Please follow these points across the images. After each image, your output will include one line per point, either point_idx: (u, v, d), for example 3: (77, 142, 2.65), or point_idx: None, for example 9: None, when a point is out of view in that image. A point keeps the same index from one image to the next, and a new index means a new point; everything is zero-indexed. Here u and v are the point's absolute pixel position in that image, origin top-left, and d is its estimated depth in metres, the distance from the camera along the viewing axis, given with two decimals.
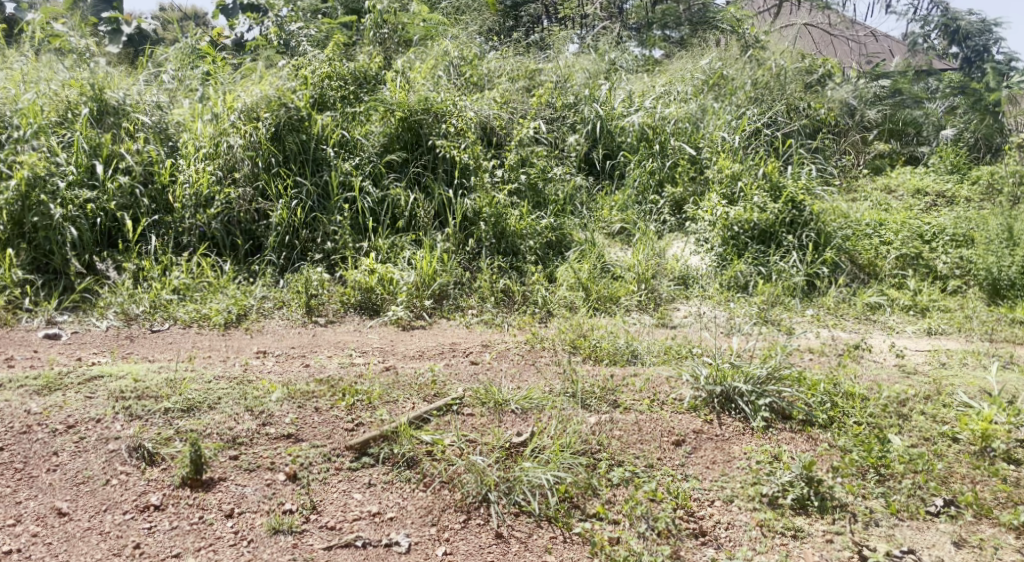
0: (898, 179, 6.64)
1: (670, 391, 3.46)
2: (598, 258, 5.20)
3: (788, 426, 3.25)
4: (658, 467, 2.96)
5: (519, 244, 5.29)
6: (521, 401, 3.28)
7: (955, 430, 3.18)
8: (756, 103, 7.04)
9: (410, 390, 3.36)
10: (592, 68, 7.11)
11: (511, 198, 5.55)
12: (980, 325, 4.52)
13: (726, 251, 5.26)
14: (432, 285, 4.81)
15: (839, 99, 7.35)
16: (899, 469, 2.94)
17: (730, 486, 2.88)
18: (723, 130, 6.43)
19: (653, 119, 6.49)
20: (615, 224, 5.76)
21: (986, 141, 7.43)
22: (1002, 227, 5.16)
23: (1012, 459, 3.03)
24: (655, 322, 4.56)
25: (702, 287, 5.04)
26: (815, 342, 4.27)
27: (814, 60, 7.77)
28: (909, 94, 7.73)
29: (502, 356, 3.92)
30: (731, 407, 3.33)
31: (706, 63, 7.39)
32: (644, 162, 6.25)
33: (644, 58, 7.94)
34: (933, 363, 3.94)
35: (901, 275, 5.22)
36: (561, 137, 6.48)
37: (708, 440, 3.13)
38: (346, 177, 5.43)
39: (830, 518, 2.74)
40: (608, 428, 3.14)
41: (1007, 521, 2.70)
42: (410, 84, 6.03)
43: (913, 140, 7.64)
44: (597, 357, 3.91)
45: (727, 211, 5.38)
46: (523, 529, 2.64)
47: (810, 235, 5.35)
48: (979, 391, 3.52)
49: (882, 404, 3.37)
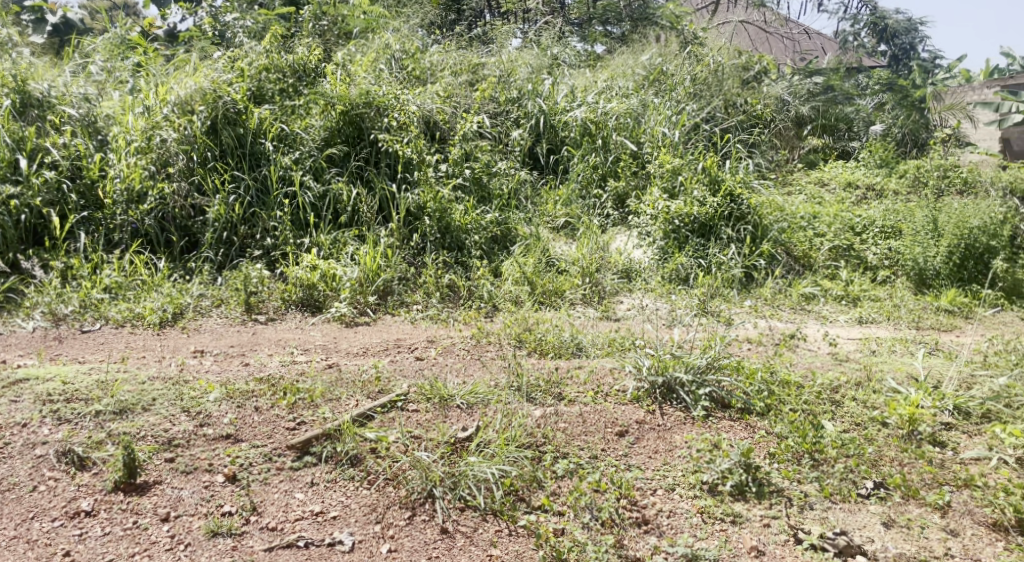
0: (831, 172, 6.84)
1: (613, 383, 3.52)
2: (543, 253, 5.23)
3: (727, 414, 3.34)
4: (602, 458, 3.00)
5: (464, 238, 5.27)
6: (466, 396, 3.28)
7: (884, 415, 3.29)
8: (695, 99, 7.17)
9: (354, 387, 3.32)
10: (534, 62, 7.13)
11: (455, 193, 5.52)
12: (907, 313, 4.70)
13: (667, 244, 5.39)
14: (375, 281, 4.76)
15: (774, 95, 7.59)
16: (832, 453, 3.04)
17: (672, 475, 2.94)
18: (664, 126, 6.53)
19: (596, 114, 6.54)
20: (559, 218, 5.80)
21: (913, 137, 7.72)
22: (927, 219, 5.41)
23: (937, 442, 3.16)
24: (599, 315, 4.61)
25: (644, 280, 5.11)
26: (753, 333, 4.39)
27: (751, 57, 7.94)
28: (841, 90, 7.90)
29: (448, 352, 3.90)
30: (673, 396, 3.40)
31: (647, 59, 7.50)
32: (588, 157, 6.31)
33: (585, 54, 7.99)
34: (863, 351, 4.08)
35: (834, 266, 5.38)
36: (505, 132, 6.48)
37: (650, 430, 3.18)
38: (286, 172, 5.34)
39: (767, 503, 2.81)
40: (553, 421, 3.17)
41: (932, 501, 2.81)
42: (351, 77, 5.95)
43: (844, 135, 7.88)
44: (542, 351, 3.93)
45: (668, 205, 5.50)
46: (468, 524, 2.63)
47: (747, 228, 5.48)
48: (907, 377, 3.66)
49: (816, 391, 3.49)
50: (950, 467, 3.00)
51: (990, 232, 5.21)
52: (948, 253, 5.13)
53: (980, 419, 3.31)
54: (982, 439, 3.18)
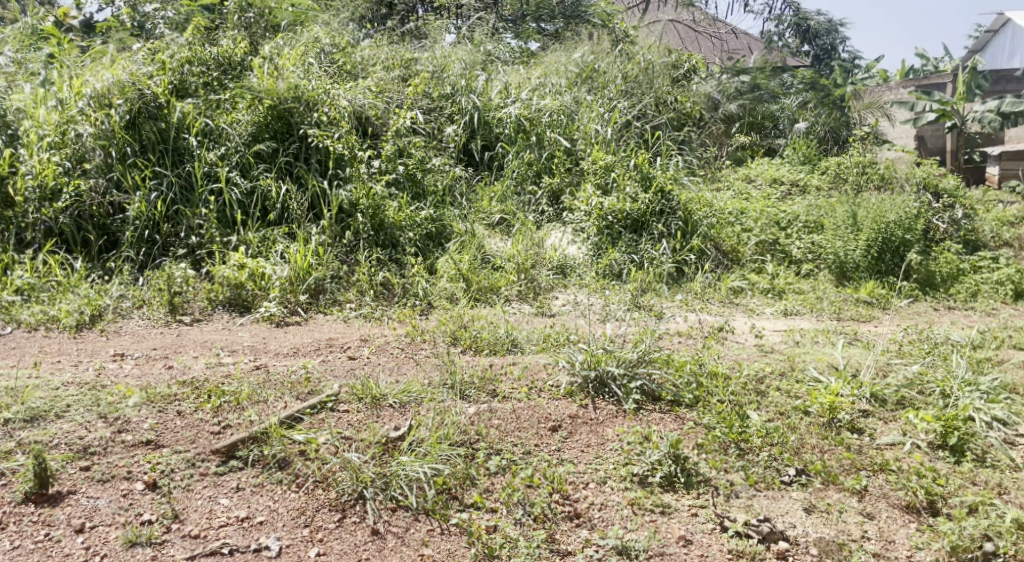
0: (758, 169, 7.02)
1: (547, 378, 3.54)
2: (478, 250, 5.22)
3: (658, 406, 3.40)
4: (535, 453, 3.02)
5: (398, 235, 5.22)
6: (399, 395, 3.25)
7: (806, 404, 3.40)
8: (626, 97, 7.26)
9: (282, 389, 3.26)
10: (468, 58, 7.09)
11: (389, 189, 5.46)
12: (829, 305, 4.88)
13: (601, 239, 5.46)
14: (306, 280, 4.68)
15: (703, 93, 7.77)
16: (757, 443, 3.13)
17: (604, 468, 2.98)
18: (597, 123, 6.59)
19: (529, 111, 6.57)
20: (494, 215, 5.79)
21: (834, 135, 8.04)
22: (847, 213, 5.60)
23: (856, 429, 3.28)
24: (535, 311, 4.63)
25: (579, 275, 5.16)
26: (683, 326, 4.48)
27: (680, 56, 8.14)
28: (766, 89, 8.25)
29: (382, 351, 3.86)
30: (605, 390, 3.44)
31: (579, 56, 7.53)
32: (522, 154, 6.33)
33: (519, 50, 8.01)
34: (787, 342, 4.21)
35: (761, 260, 5.53)
36: (439, 127, 6.41)
37: (583, 424, 3.21)
38: (211, 168, 5.19)
39: (695, 493, 2.88)
40: (486, 418, 3.17)
41: (850, 486, 2.91)
42: (279, 70, 5.84)
43: (771, 132, 8.08)
44: (477, 348, 3.93)
45: (601, 202, 5.59)
46: (400, 524, 2.60)
47: (677, 223, 5.60)
48: (828, 366, 3.79)
49: (743, 382, 3.59)
50: (867, 452, 3.11)
51: (904, 226, 5.50)
52: (866, 247, 5.34)
53: (895, 405, 3.44)
54: (897, 424, 3.30)
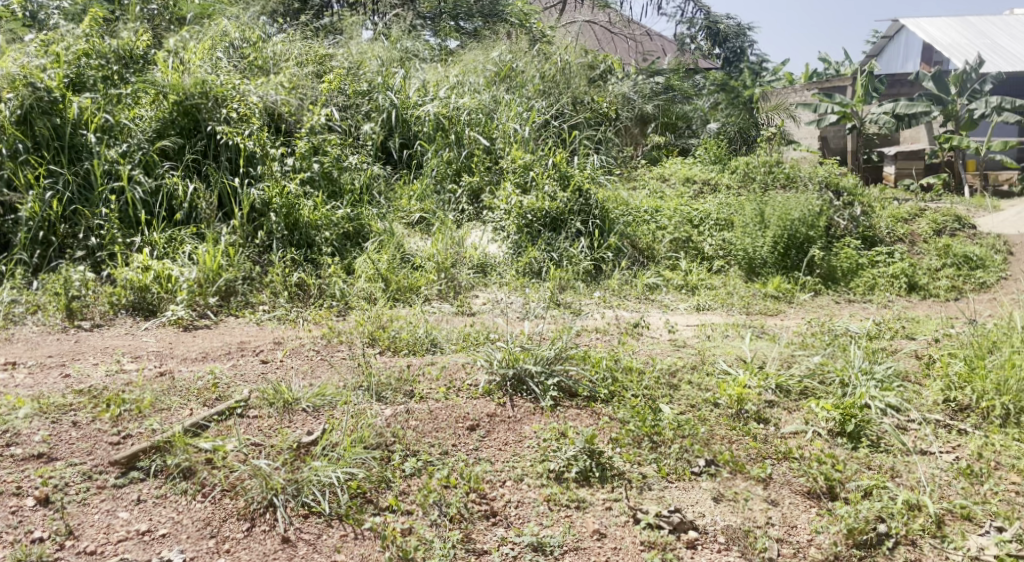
0: (672, 168, 7.21)
1: (465, 377, 3.54)
2: (397, 249, 5.16)
3: (575, 402, 3.44)
4: (452, 454, 3.01)
5: (313, 235, 5.11)
6: (313, 398, 3.19)
7: (716, 396, 3.50)
8: (544, 96, 7.32)
9: (188, 395, 3.14)
10: (385, 55, 7.02)
11: (303, 188, 5.34)
12: (739, 300, 5.05)
13: (521, 238, 5.49)
14: (216, 282, 4.52)
15: (619, 93, 7.92)
16: (669, 435, 3.20)
17: (521, 465, 2.99)
18: (515, 122, 6.55)
19: (447, 109, 6.51)
20: (414, 214, 5.74)
21: (743, 135, 8.35)
22: (755, 211, 5.79)
23: (762, 419, 3.39)
24: (455, 310, 4.61)
25: (499, 274, 5.17)
26: (601, 322, 4.55)
27: (597, 56, 8.29)
28: (679, 90, 8.51)
29: (296, 354, 3.77)
30: (523, 388, 3.46)
31: (497, 55, 7.54)
32: (441, 152, 6.28)
33: (437, 48, 7.98)
34: (700, 336, 4.34)
35: (675, 257, 5.66)
36: (356, 125, 6.33)
37: (500, 423, 3.22)
38: (112, 165, 4.96)
39: (610, 486, 2.92)
40: (403, 419, 3.14)
41: (756, 474, 3.01)
42: (185, 65, 5.65)
43: (685, 132, 8.35)
44: (395, 349, 3.89)
45: (521, 200, 5.62)
46: (312, 531, 2.55)
47: (595, 222, 5.69)
48: (736, 359, 3.92)
49: (656, 376, 3.67)
50: (772, 441, 3.22)
51: (808, 223, 5.71)
52: (773, 243, 5.56)
53: (798, 395, 3.58)
54: (800, 413, 3.43)
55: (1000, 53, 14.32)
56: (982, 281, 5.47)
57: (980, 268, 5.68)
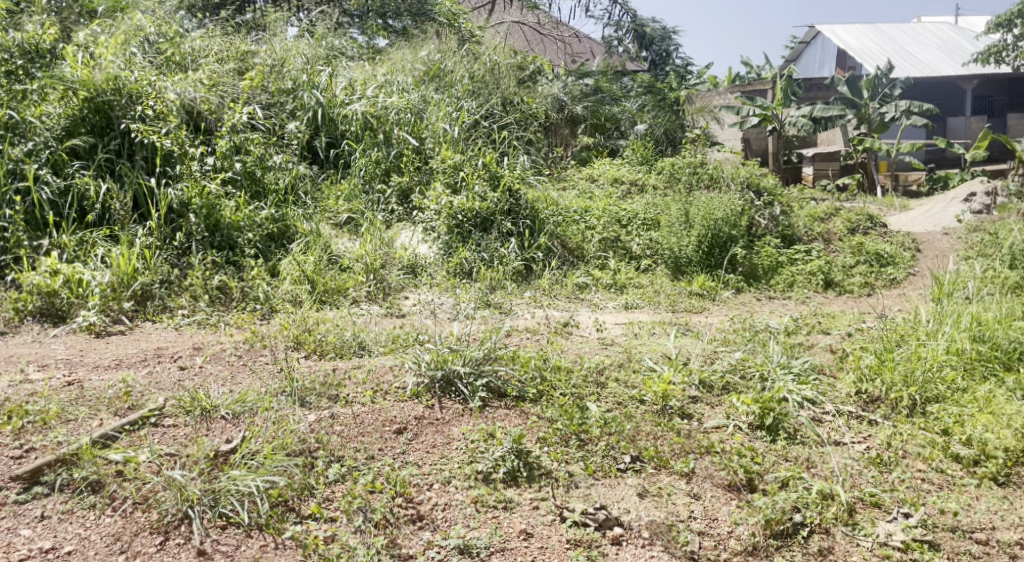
0: (600, 169, 7.30)
1: (393, 380, 3.49)
2: (324, 250, 5.06)
3: (503, 402, 3.43)
4: (378, 458, 2.97)
5: (235, 237, 4.97)
6: (232, 405, 3.10)
7: (641, 393, 3.56)
8: (474, 96, 7.30)
9: (97, 406, 3.02)
10: (309, 52, 6.89)
11: (224, 188, 5.19)
12: (665, 298, 5.14)
13: (451, 238, 5.46)
14: (131, 286, 4.35)
15: (549, 94, 7.99)
16: (596, 433, 3.23)
17: (448, 468, 2.97)
18: (445, 122, 6.51)
19: (375, 108, 6.43)
20: (342, 214, 5.64)
21: (669, 136, 8.54)
22: (681, 211, 5.92)
23: (686, 414, 3.46)
24: (384, 312, 4.54)
25: (429, 275, 5.13)
26: (531, 322, 4.56)
27: (525, 58, 8.34)
28: (608, 92, 8.64)
29: (217, 359, 3.66)
30: (452, 389, 3.44)
31: (426, 55, 7.49)
32: (369, 152, 6.18)
33: (364, 47, 7.89)
34: (627, 334, 4.41)
35: (603, 256, 5.73)
36: (280, 124, 6.18)
37: (428, 425, 3.19)
38: (17, 165, 4.72)
39: (537, 486, 2.93)
40: (328, 424, 3.08)
41: (680, 469, 3.07)
42: (96, 60, 5.42)
43: (614, 133, 8.44)
44: (321, 352, 3.81)
45: (451, 200, 5.60)
46: (230, 542, 2.47)
47: (525, 222, 5.72)
48: (661, 356, 3.99)
49: (584, 375, 3.70)
50: (695, 436, 3.29)
51: (730, 222, 5.86)
52: (698, 242, 5.70)
53: (721, 391, 3.66)
54: (721, 408, 3.51)
55: (910, 59, 14.97)
56: (892, 278, 5.71)
57: (891, 264, 5.94)
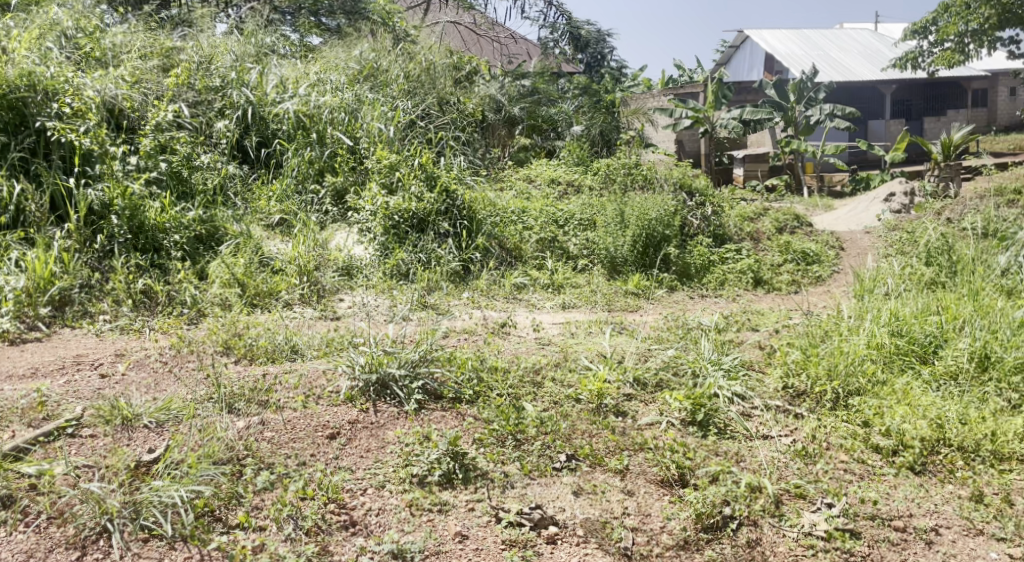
0: (537, 170, 7.34)
1: (326, 384, 3.42)
2: (255, 252, 4.94)
3: (440, 404, 3.41)
4: (310, 464, 2.91)
5: (161, 239, 4.80)
6: (156, 413, 2.99)
7: (578, 392, 3.58)
8: (410, 96, 7.23)
9: (9, 417, 2.88)
10: (238, 49, 6.72)
11: (148, 189, 5.01)
12: (602, 298, 5.20)
13: (387, 239, 5.40)
14: (48, 291, 4.16)
15: (486, 95, 7.99)
16: (532, 433, 3.24)
17: (383, 472, 2.93)
18: (380, 122, 6.43)
19: (308, 107, 6.31)
20: (273, 215, 5.51)
21: (604, 137, 8.64)
22: (616, 212, 5.99)
23: (620, 412, 3.49)
24: (318, 314, 4.45)
25: (365, 276, 5.05)
26: (469, 322, 4.55)
27: (462, 59, 8.33)
28: (544, 93, 8.69)
29: (141, 366, 3.52)
30: (387, 393, 3.40)
31: (359, 53, 7.40)
32: (301, 152, 6.05)
33: (297, 45, 7.75)
34: (565, 333, 4.43)
35: (541, 257, 5.75)
36: (208, 122, 6.02)
37: (362, 429, 3.14)
38: None
39: (473, 487, 2.92)
40: (257, 431, 3.01)
41: (614, 467, 3.10)
42: (9, 55, 5.18)
43: (551, 135, 8.49)
44: (251, 357, 3.71)
45: (387, 201, 5.54)
46: (152, 555, 2.39)
47: (463, 222, 5.69)
48: (597, 355, 4.02)
49: (520, 375, 3.71)
50: (630, 433, 3.33)
51: (664, 222, 5.96)
52: (632, 242, 5.78)
53: (654, 388, 3.71)
54: (655, 405, 3.56)
55: (834, 64, 15.52)
56: (817, 275, 5.90)
57: (816, 262, 6.14)
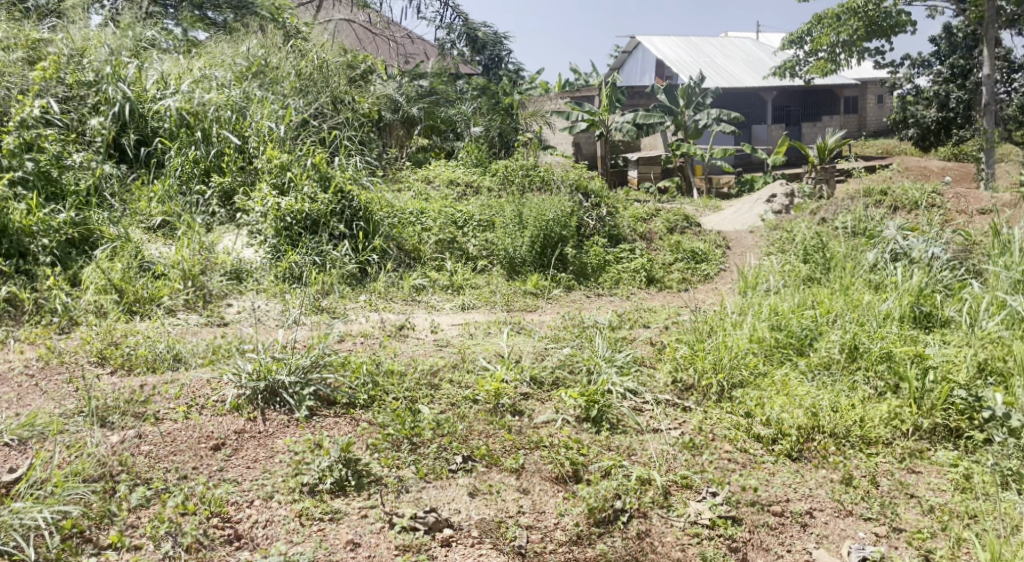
0: (435, 171, 7.30)
1: (210, 393, 3.27)
2: (134, 256, 4.67)
3: (332, 411, 3.31)
4: (193, 477, 2.77)
5: (27, 243, 4.48)
6: (18, 430, 2.80)
7: (475, 393, 3.56)
8: (301, 94, 7.04)
9: None
10: (114, 43, 6.38)
11: (12, 189, 4.68)
12: (501, 298, 5.22)
13: (279, 241, 5.23)
14: None
15: (382, 94, 7.90)
16: (428, 435, 3.20)
17: (271, 482, 2.82)
18: (270, 120, 6.17)
19: (191, 104, 6.02)
20: (155, 217, 5.24)
21: (502, 139, 8.67)
22: (514, 212, 6.03)
23: (516, 411, 3.51)
24: (204, 320, 4.25)
25: (256, 280, 4.87)
26: (366, 325, 4.45)
27: (355, 57, 8.19)
28: (443, 94, 8.63)
29: (3, 380, 3.27)
30: (276, 400, 3.28)
31: (246, 50, 7.15)
32: (185, 151, 5.77)
33: (180, 40, 7.44)
34: (464, 334, 4.42)
35: (440, 258, 5.72)
36: (80, 119, 5.68)
37: (249, 439, 3.02)
38: None
39: (366, 494, 2.85)
40: (134, 445, 2.85)
41: (510, 466, 3.11)
42: None
43: (450, 136, 8.47)
44: (129, 367, 3.51)
45: (278, 202, 5.36)
46: None
47: (359, 224, 5.58)
48: (495, 355, 4.02)
49: (417, 378, 3.66)
50: (526, 432, 3.34)
51: (561, 223, 6.04)
52: (531, 242, 5.83)
53: (551, 386, 3.74)
54: (551, 403, 3.59)
55: (721, 72, 16.22)
56: (706, 273, 6.13)
57: (705, 260, 6.39)
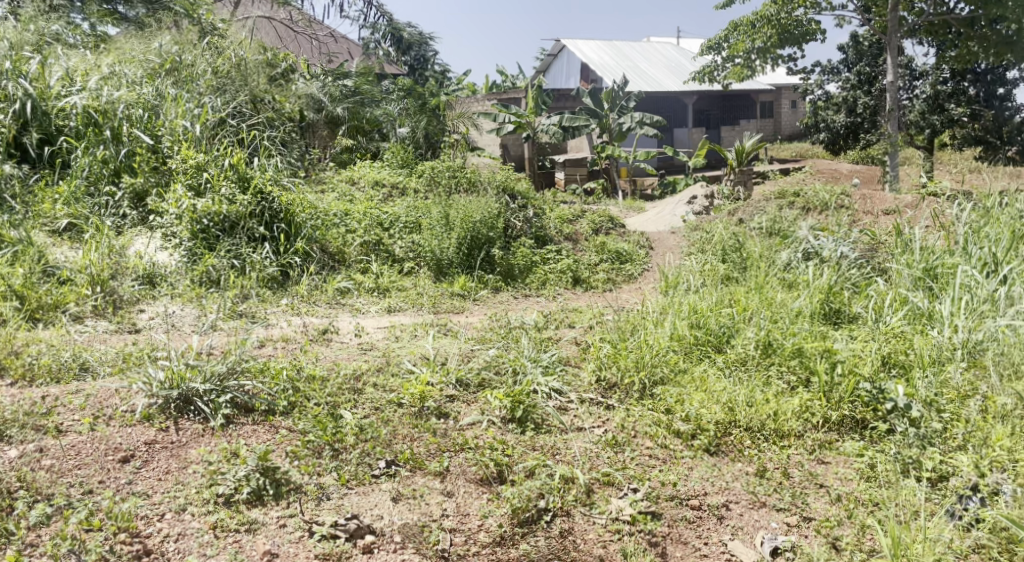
0: (360, 171, 7.21)
1: (119, 403, 3.12)
2: (37, 261, 4.44)
3: (250, 418, 3.21)
4: (98, 492, 2.64)
5: None
6: None
7: (399, 396, 3.51)
8: (219, 92, 6.83)
9: None
10: (14, 36, 6.06)
11: None
12: (428, 300, 5.18)
13: (195, 245, 5.06)
14: None
15: (304, 93, 7.82)
16: (350, 441, 3.14)
17: (184, 494, 2.71)
18: (184, 119, 5.92)
19: (99, 102, 5.75)
20: (60, 220, 5.00)
21: (430, 140, 8.59)
22: (440, 213, 5.99)
23: (442, 414, 3.47)
24: (114, 327, 4.07)
25: (170, 284, 4.69)
26: (287, 330, 4.34)
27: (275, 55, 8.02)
28: (368, 94, 8.51)
29: None
30: (189, 409, 3.16)
31: (159, 46, 6.89)
32: (94, 150, 5.53)
33: (88, 35, 7.13)
34: (389, 337, 4.37)
35: (365, 260, 5.65)
36: None
37: (161, 449, 2.90)
38: None
39: (284, 502, 2.77)
40: (33, 460, 2.71)
41: (434, 469, 3.08)
42: None
43: (376, 136, 8.38)
44: (31, 378, 3.32)
45: (194, 203, 5.18)
46: None
47: (280, 226, 5.45)
48: (420, 357, 3.98)
49: (340, 383, 3.59)
50: (450, 435, 3.32)
51: (488, 225, 6.03)
52: (458, 244, 5.80)
53: (477, 388, 3.72)
54: (477, 404, 3.57)
55: (644, 76, 16.56)
56: (630, 273, 6.23)
57: (629, 260, 6.50)
